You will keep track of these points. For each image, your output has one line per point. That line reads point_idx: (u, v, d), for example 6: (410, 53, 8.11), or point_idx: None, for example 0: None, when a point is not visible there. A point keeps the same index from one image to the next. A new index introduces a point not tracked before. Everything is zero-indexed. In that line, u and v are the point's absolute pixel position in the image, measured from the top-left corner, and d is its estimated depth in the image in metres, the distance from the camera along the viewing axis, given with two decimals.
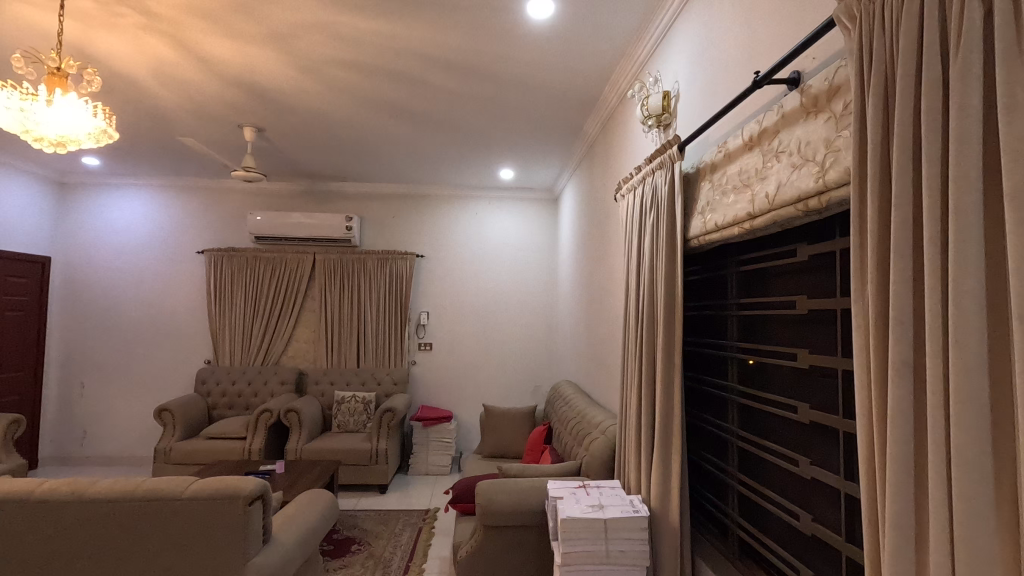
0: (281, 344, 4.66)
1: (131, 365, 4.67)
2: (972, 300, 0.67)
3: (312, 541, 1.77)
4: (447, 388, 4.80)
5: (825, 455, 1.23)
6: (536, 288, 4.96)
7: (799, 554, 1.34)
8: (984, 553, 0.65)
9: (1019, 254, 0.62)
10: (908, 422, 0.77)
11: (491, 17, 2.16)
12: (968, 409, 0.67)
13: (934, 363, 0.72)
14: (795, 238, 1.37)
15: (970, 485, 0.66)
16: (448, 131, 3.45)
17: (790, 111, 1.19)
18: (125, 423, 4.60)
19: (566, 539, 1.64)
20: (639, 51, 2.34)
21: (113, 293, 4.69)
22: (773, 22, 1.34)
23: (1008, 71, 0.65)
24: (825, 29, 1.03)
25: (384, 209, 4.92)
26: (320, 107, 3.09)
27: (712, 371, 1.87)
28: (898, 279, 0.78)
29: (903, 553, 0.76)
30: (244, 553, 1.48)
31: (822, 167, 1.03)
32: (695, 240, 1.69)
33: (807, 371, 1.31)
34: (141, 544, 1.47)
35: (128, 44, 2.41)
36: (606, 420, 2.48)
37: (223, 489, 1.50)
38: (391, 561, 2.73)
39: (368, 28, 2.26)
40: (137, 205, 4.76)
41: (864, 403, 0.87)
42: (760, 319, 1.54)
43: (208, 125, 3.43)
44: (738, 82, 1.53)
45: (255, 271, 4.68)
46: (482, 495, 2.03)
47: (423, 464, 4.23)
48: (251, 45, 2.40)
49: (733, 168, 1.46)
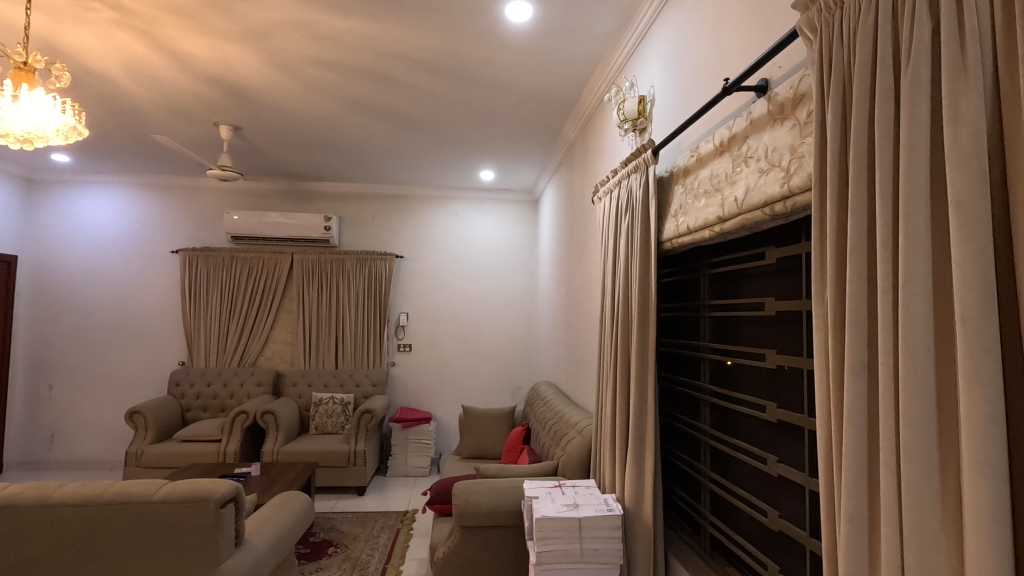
0: (258, 345, 4.60)
1: (103, 367, 4.57)
2: (920, 304, 0.71)
3: (285, 543, 1.76)
4: (426, 389, 4.79)
5: (791, 453, 1.27)
6: (515, 288, 4.98)
7: (767, 551, 1.38)
8: (931, 544, 0.68)
9: (962, 259, 0.65)
10: (863, 420, 0.80)
11: (470, 20, 2.18)
12: (916, 406, 0.70)
13: (886, 363, 0.75)
14: (765, 240, 1.40)
15: (917, 479, 0.70)
16: (428, 132, 3.45)
17: (758, 117, 1.22)
18: (95, 426, 4.51)
19: (540, 538, 1.65)
20: (616, 55, 2.38)
21: (85, 293, 4.58)
22: (742, 31, 1.38)
23: (953, 84, 0.68)
24: (788, 40, 1.07)
25: (364, 209, 4.89)
26: (298, 106, 3.08)
27: (685, 371, 1.91)
28: (854, 279, 0.81)
29: (855, 545, 0.79)
30: (215, 556, 1.47)
31: (787, 172, 1.07)
32: (668, 242, 1.72)
33: (774, 371, 1.35)
34: (109, 549, 1.44)
35: (100, 40, 2.37)
36: (583, 420, 2.51)
37: (193, 492, 1.48)
38: (368, 562, 2.72)
39: (346, 29, 2.26)
40: (108, 202, 4.66)
41: (823, 400, 0.90)
42: (730, 320, 1.58)
43: (184, 123, 3.38)
44: (709, 87, 1.56)
45: (232, 270, 4.62)
46: (458, 495, 2.05)
47: (402, 465, 4.21)
48: (228, 42, 2.38)
49: (704, 173, 1.49)
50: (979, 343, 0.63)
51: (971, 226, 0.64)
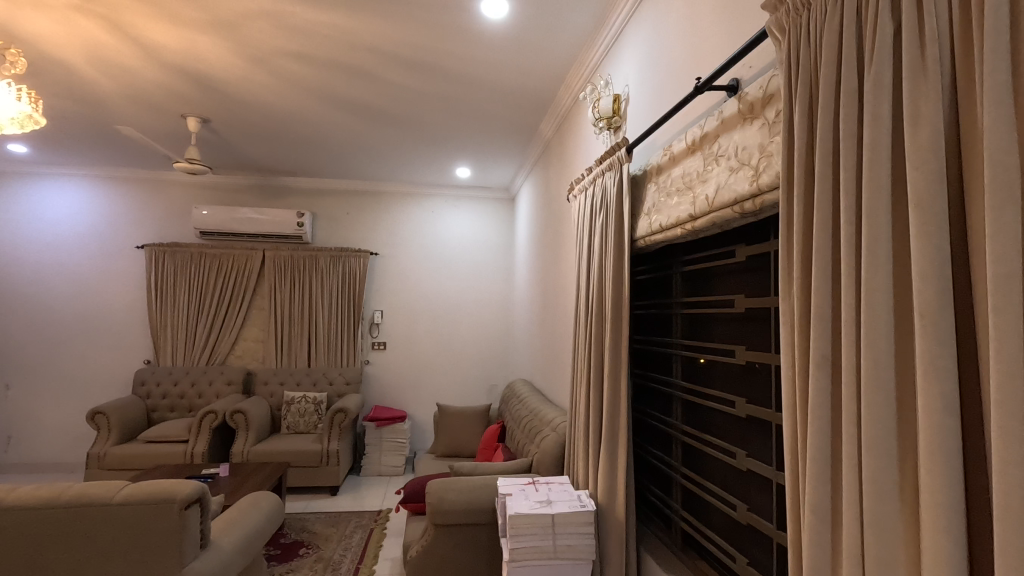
0: (228, 343, 4.50)
1: (63, 366, 4.41)
2: (881, 299, 0.72)
3: (253, 545, 1.72)
4: (402, 388, 4.75)
5: (759, 448, 1.29)
6: (491, 285, 4.98)
7: (735, 544, 1.41)
8: (890, 533, 0.70)
9: (921, 257, 0.66)
10: (827, 414, 0.81)
11: (444, 15, 2.17)
12: (877, 400, 0.72)
13: (849, 359, 0.77)
14: (735, 239, 1.42)
15: (879, 471, 0.71)
16: (403, 127, 3.41)
17: (729, 116, 1.24)
18: (54, 427, 4.35)
19: (514, 535, 1.65)
20: (592, 54, 2.39)
21: (44, 290, 4.41)
22: (715, 30, 1.39)
23: (913, 85, 0.70)
24: (757, 40, 1.08)
25: (338, 205, 4.82)
26: (269, 99, 3.01)
27: (658, 368, 1.92)
28: (819, 277, 0.83)
29: (819, 537, 0.81)
30: (179, 559, 1.43)
31: (756, 171, 1.08)
32: (641, 240, 1.73)
33: (743, 368, 1.37)
34: (67, 553, 1.39)
35: (60, 26, 2.28)
36: (558, 417, 2.52)
37: (156, 494, 1.44)
38: (341, 563, 2.68)
39: (319, 20, 2.22)
40: (69, 195, 4.48)
41: (790, 396, 0.92)
42: (702, 317, 1.60)
43: (150, 114, 3.28)
44: (682, 87, 1.58)
45: (200, 266, 4.49)
46: (432, 494, 2.03)
47: (375, 465, 4.16)
48: (195, 32, 2.31)
49: (677, 171, 1.51)
50: (936, 337, 0.65)
51: (928, 225, 0.66)
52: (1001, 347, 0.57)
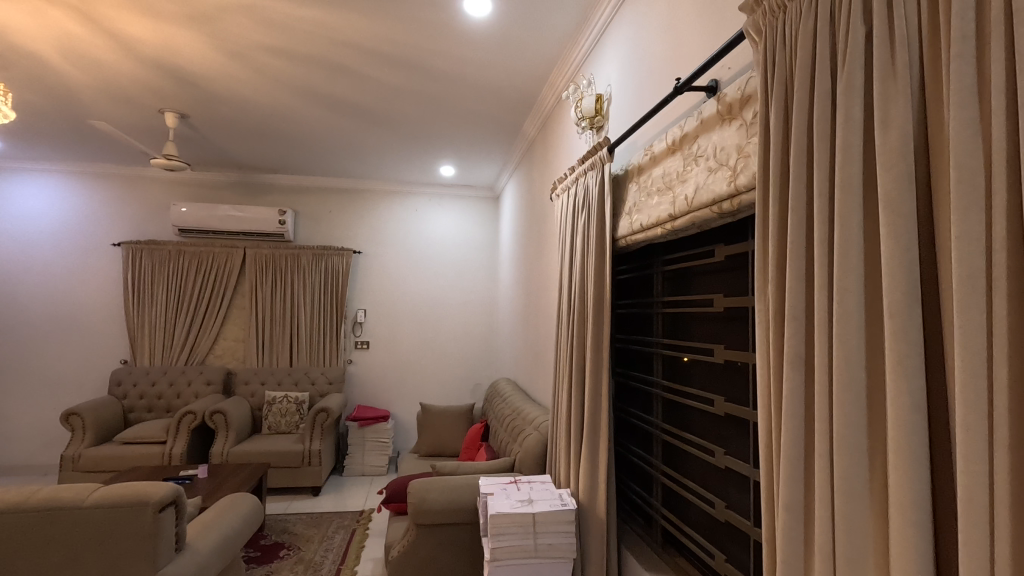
0: (207, 342, 4.43)
1: (35, 366, 4.31)
2: (853, 299, 0.73)
3: (230, 548, 1.69)
4: (385, 387, 4.72)
5: (737, 445, 1.30)
6: (475, 283, 4.97)
7: (714, 541, 1.42)
8: (860, 528, 0.71)
9: (890, 257, 0.67)
10: (800, 410, 0.82)
11: (426, 12, 2.15)
12: (846, 396, 0.73)
13: (821, 357, 0.78)
14: (714, 239, 1.43)
15: (849, 465, 0.72)
16: (385, 125, 3.39)
17: (708, 117, 1.24)
18: (27, 428, 4.25)
19: (494, 535, 1.64)
20: (575, 54, 2.40)
21: (16, 287, 4.31)
22: (694, 30, 1.40)
23: (884, 88, 0.71)
24: (735, 41, 1.09)
25: (320, 203, 4.77)
26: (249, 95, 2.97)
27: (639, 368, 1.94)
28: (794, 276, 0.84)
29: (792, 532, 0.82)
30: (152, 562, 1.40)
31: (734, 172, 1.09)
32: (622, 240, 1.74)
33: (722, 367, 1.38)
34: (36, 557, 1.36)
35: (32, 18, 2.22)
36: (540, 416, 2.53)
37: (129, 496, 1.40)
38: (322, 564, 2.65)
39: (299, 15, 2.19)
40: (42, 189, 4.37)
41: (764, 394, 0.93)
42: (682, 316, 1.61)
43: (126, 109, 3.21)
44: (662, 86, 1.59)
45: (178, 264, 4.42)
46: (414, 494, 2.02)
47: (358, 465, 4.13)
48: (172, 25, 2.27)
49: (657, 171, 1.51)
50: (904, 336, 0.66)
51: (897, 224, 0.67)
52: (966, 347, 0.58)
